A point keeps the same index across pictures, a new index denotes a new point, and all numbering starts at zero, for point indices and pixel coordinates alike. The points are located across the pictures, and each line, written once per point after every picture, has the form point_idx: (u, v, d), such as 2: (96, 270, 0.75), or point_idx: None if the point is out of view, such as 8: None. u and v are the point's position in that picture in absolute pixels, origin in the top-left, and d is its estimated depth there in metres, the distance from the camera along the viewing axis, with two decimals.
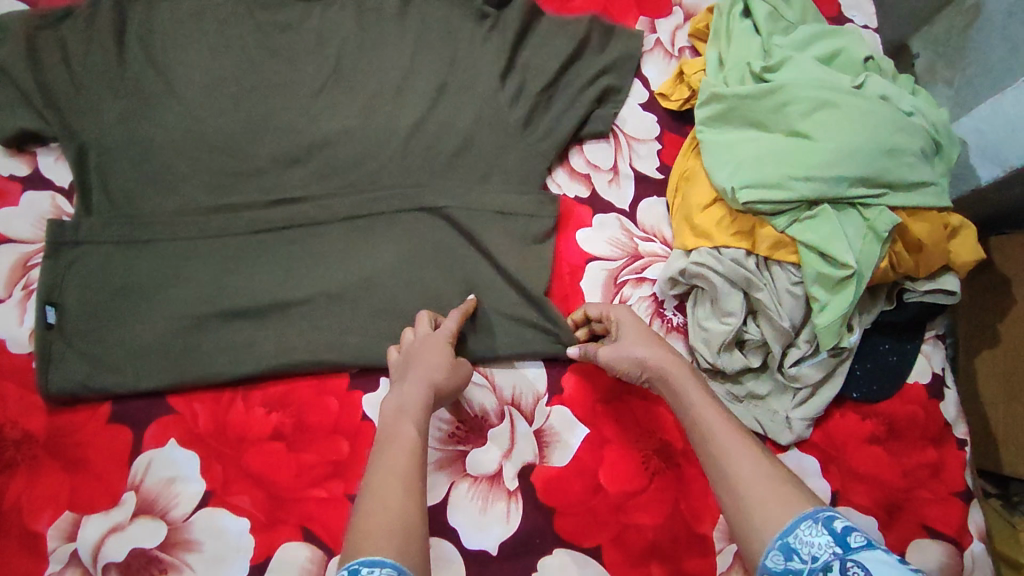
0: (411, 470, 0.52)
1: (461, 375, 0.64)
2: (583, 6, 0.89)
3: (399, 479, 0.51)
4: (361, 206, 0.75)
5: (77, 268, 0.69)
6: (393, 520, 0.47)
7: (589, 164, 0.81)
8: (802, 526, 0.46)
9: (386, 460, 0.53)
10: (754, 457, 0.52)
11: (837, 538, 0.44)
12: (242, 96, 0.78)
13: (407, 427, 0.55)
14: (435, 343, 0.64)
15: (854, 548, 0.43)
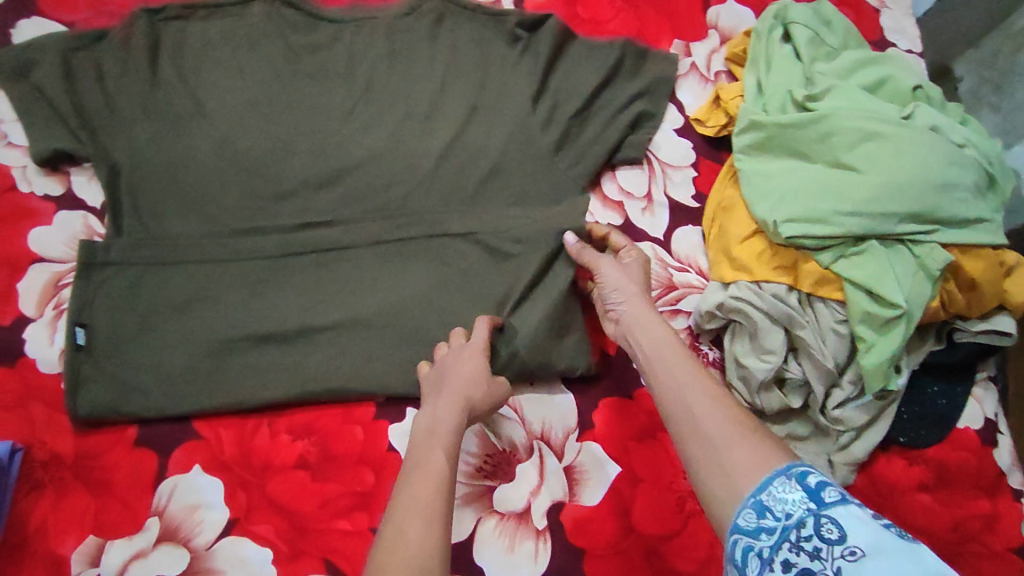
0: (440, 501, 0.50)
1: (497, 395, 0.62)
2: (617, 29, 0.87)
3: (429, 511, 0.49)
4: (390, 231, 0.74)
5: (108, 288, 0.69)
6: (420, 557, 0.46)
7: (622, 191, 0.79)
8: (775, 482, 0.47)
9: (413, 487, 0.51)
10: (727, 408, 0.54)
11: (810, 494, 0.44)
12: (274, 118, 0.79)
13: (437, 454, 0.54)
14: (471, 358, 0.63)
15: (828, 505, 0.43)
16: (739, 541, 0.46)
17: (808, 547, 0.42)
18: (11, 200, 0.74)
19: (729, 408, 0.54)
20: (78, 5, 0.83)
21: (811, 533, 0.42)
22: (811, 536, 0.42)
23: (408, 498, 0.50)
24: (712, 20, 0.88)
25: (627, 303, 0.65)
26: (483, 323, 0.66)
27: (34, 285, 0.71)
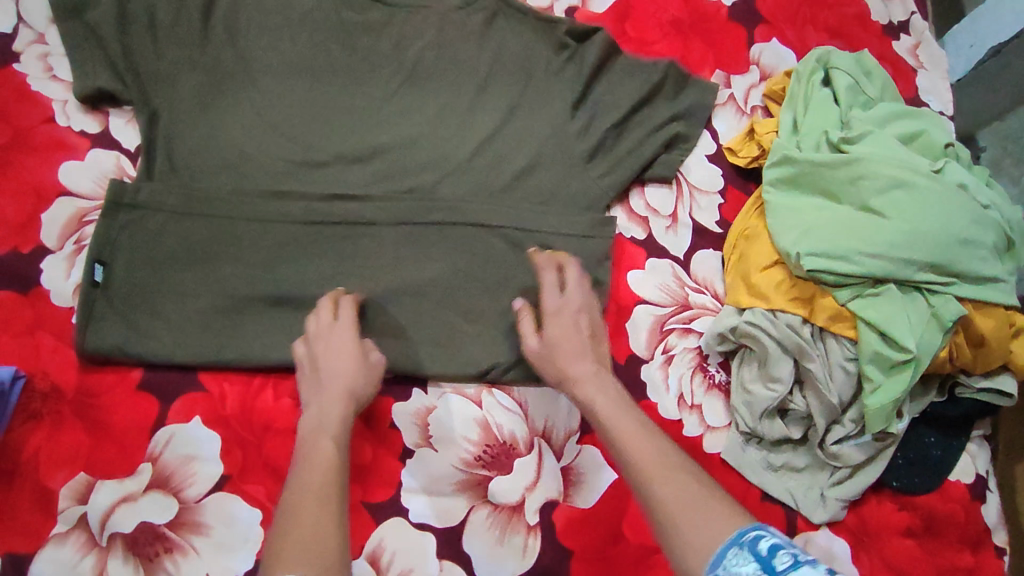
0: (331, 497, 0.54)
1: (377, 375, 0.64)
2: (662, 52, 0.88)
3: (319, 501, 0.53)
4: (418, 212, 0.74)
5: (132, 231, 0.69)
6: (314, 547, 0.50)
7: (648, 207, 0.80)
8: (728, 556, 0.48)
9: (305, 476, 0.55)
10: (681, 478, 0.54)
11: (763, 563, 0.46)
12: (318, 91, 0.80)
13: (323, 444, 0.57)
14: (340, 342, 0.64)
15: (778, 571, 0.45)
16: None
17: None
18: (48, 131, 0.73)
19: (686, 480, 0.54)
20: None
21: None
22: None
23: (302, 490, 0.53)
24: (754, 57, 0.90)
25: (566, 370, 0.64)
26: (347, 305, 0.66)
27: (59, 216, 0.71)
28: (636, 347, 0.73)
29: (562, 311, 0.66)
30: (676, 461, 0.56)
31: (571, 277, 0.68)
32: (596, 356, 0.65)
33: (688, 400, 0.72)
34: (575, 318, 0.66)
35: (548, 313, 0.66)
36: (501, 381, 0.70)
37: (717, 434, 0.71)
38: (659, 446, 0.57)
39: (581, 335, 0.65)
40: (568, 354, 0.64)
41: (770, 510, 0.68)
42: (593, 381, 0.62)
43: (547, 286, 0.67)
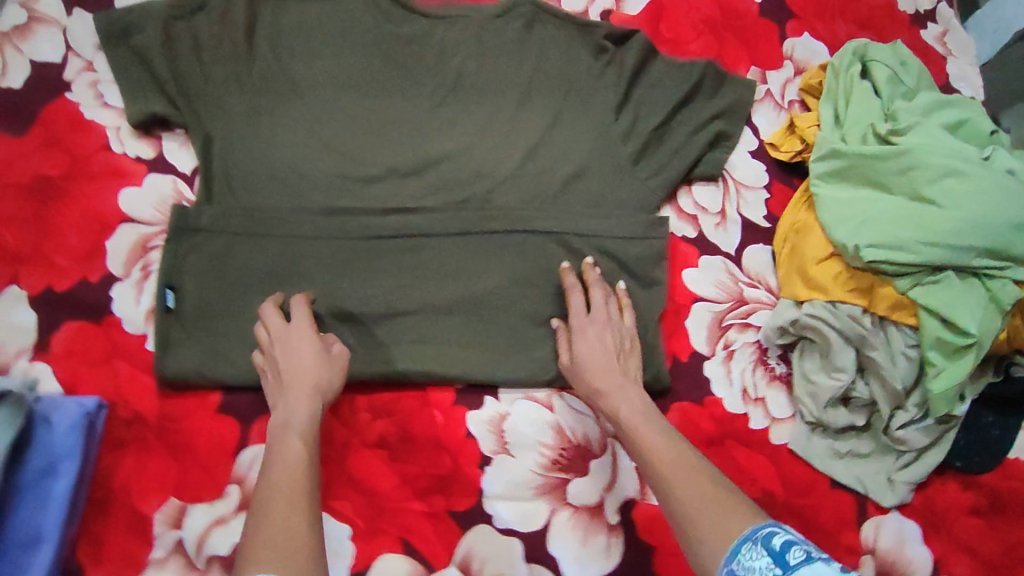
0: (301, 493, 0.52)
1: (340, 372, 0.64)
2: (698, 51, 0.89)
3: (292, 497, 0.52)
4: (475, 222, 0.75)
5: (198, 255, 0.69)
6: (289, 541, 0.48)
7: (697, 206, 0.81)
8: (743, 550, 0.47)
9: (277, 472, 0.54)
10: (692, 476, 0.56)
11: (775, 557, 0.45)
12: (364, 105, 0.80)
13: (292, 443, 0.56)
14: (299, 338, 0.63)
15: (792, 567, 0.44)
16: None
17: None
18: (105, 158, 0.74)
19: (696, 477, 0.55)
20: None
21: None
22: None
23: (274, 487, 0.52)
24: (788, 52, 0.91)
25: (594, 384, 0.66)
26: (299, 304, 0.65)
27: (122, 244, 0.71)
28: (698, 344, 0.75)
29: (587, 327, 0.68)
30: (686, 459, 0.57)
31: (597, 296, 0.69)
32: (622, 368, 0.66)
33: (752, 394, 0.74)
34: (600, 331, 0.68)
35: (574, 330, 0.68)
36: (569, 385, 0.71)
37: (782, 425, 0.73)
38: (671, 448, 0.59)
39: (605, 348, 0.67)
40: (592, 367, 0.66)
41: (839, 497, 0.71)
42: (618, 391, 0.64)
43: (575, 305, 0.68)
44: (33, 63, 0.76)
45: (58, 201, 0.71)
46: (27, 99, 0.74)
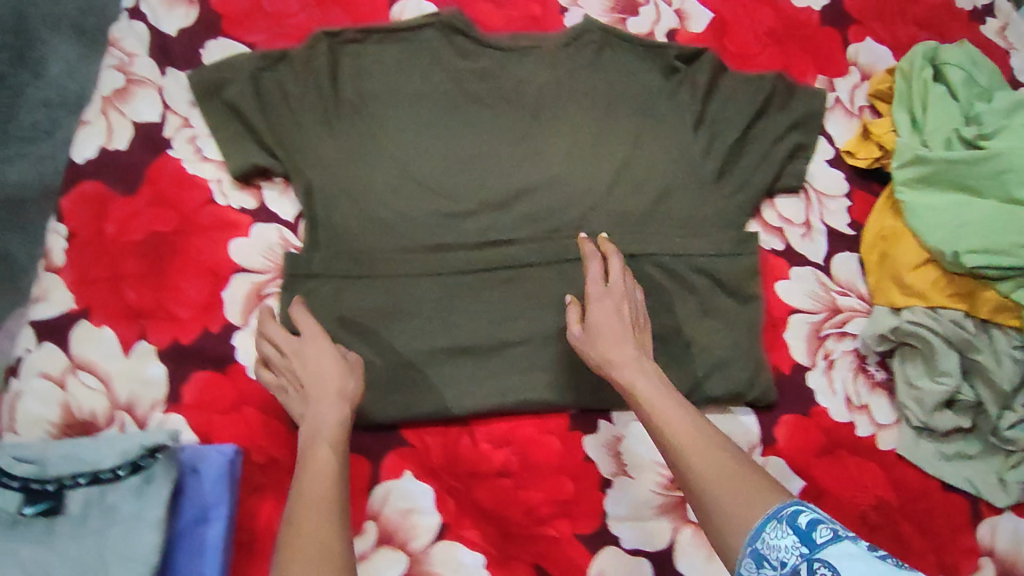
0: (331, 501, 0.54)
1: (357, 372, 0.64)
2: (765, 64, 0.90)
3: (324, 506, 0.54)
4: (571, 251, 0.77)
5: (312, 300, 0.73)
6: (325, 552, 0.51)
7: (782, 218, 0.82)
8: (766, 529, 0.50)
9: (310, 484, 0.55)
10: (716, 455, 0.56)
11: (802, 536, 0.48)
12: (451, 141, 0.81)
13: (319, 451, 0.58)
14: (317, 348, 0.63)
15: (819, 545, 0.47)
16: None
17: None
18: (212, 211, 0.76)
19: (715, 456, 0.56)
20: (257, 28, 0.85)
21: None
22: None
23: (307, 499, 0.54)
24: (852, 58, 0.92)
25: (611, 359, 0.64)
26: (302, 316, 0.65)
27: (238, 294, 0.74)
28: (799, 355, 0.76)
29: (604, 298, 0.66)
30: (708, 436, 0.58)
31: (615, 266, 0.67)
32: (637, 341, 0.66)
33: (856, 402, 0.76)
34: (617, 303, 0.66)
35: (590, 299, 0.66)
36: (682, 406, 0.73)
37: (889, 431, 0.75)
38: (692, 423, 0.58)
39: (621, 320, 0.66)
40: (608, 340, 0.65)
41: (952, 500, 0.73)
42: (633, 364, 0.63)
43: (592, 274, 0.66)
44: (133, 124, 0.79)
45: (173, 256, 0.74)
46: (133, 159, 0.77)
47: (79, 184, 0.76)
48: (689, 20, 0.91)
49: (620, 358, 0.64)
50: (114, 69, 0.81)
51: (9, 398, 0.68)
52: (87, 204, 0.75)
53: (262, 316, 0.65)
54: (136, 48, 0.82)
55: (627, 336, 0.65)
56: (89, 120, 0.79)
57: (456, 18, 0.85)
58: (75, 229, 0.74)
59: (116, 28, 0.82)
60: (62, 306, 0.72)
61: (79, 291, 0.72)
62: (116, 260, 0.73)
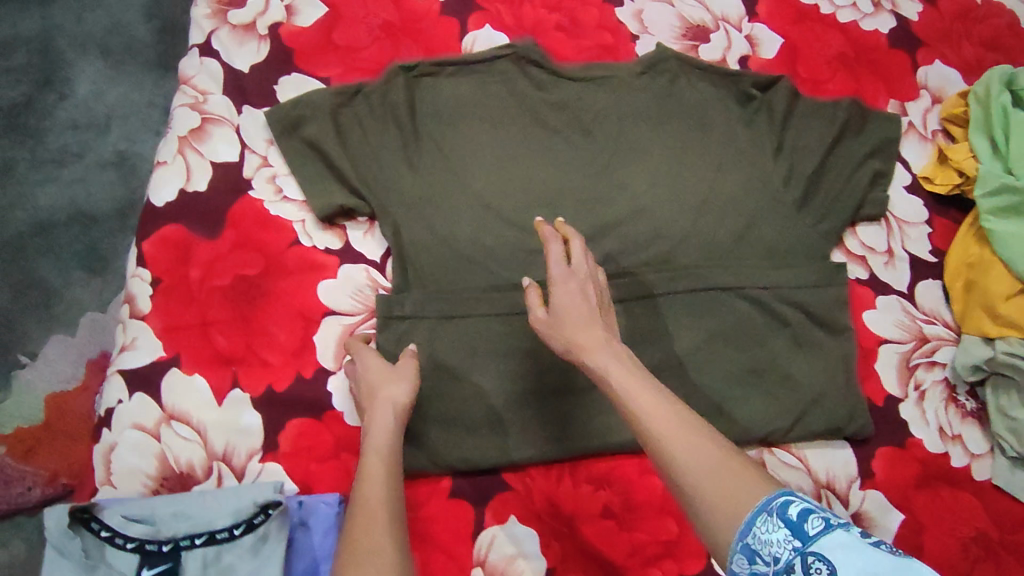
0: (383, 516, 0.56)
1: (410, 377, 0.65)
2: (837, 90, 0.90)
3: (376, 519, 0.56)
4: (660, 285, 0.77)
5: (406, 343, 0.72)
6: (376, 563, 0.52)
7: (865, 246, 0.82)
8: (758, 523, 0.48)
9: (367, 495, 0.57)
10: (701, 441, 0.53)
11: (795, 529, 0.46)
12: (533, 175, 0.81)
13: (374, 465, 0.59)
14: (368, 367, 0.66)
15: (813, 539, 0.45)
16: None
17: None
18: (298, 253, 0.75)
19: (697, 438, 0.53)
20: (331, 62, 0.84)
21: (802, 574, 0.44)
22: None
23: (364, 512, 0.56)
24: (922, 81, 0.92)
25: (573, 343, 0.62)
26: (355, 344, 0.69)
27: (329, 338, 0.73)
28: (891, 386, 0.76)
29: (569, 281, 0.64)
30: (688, 420, 0.55)
31: (575, 249, 0.66)
32: (605, 325, 0.64)
33: (949, 432, 0.75)
34: (582, 285, 0.65)
35: (554, 283, 0.64)
36: (782, 441, 0.73)
37: (982, 461, 0.75)
38: (671, 408, 0.56)
39: (588, 304, 0.64)
40: (576, 324, 0.63)
41: None
42: (603, 349, 0.61)
43: (555, 255, 0.64)
44: (212, 164, 0.77)
45: (262, 300, 0.73)
46: (214, 201, 0.76)
47: (160, 227, 0.75)
48: (760, 45, 0.91)
49: (587, 341, 0.61)
50: (188, 107, 0.79)
51: (104, 450, 0.67)
52: (170, 248, 0.74)
53: (346, 345, 0.69)
54: (210, 86, 0.81)
55: (592, 319, 0.63)
56: (167, 160, 0.77)
57: (531, 50, 0.85)
58: (159, 273, 0.73)
59: (187, 66, 0.82)
60: (152, 354, 0.70)
61: (167, 337, 0.71)
62: (203, 305, 0.72)
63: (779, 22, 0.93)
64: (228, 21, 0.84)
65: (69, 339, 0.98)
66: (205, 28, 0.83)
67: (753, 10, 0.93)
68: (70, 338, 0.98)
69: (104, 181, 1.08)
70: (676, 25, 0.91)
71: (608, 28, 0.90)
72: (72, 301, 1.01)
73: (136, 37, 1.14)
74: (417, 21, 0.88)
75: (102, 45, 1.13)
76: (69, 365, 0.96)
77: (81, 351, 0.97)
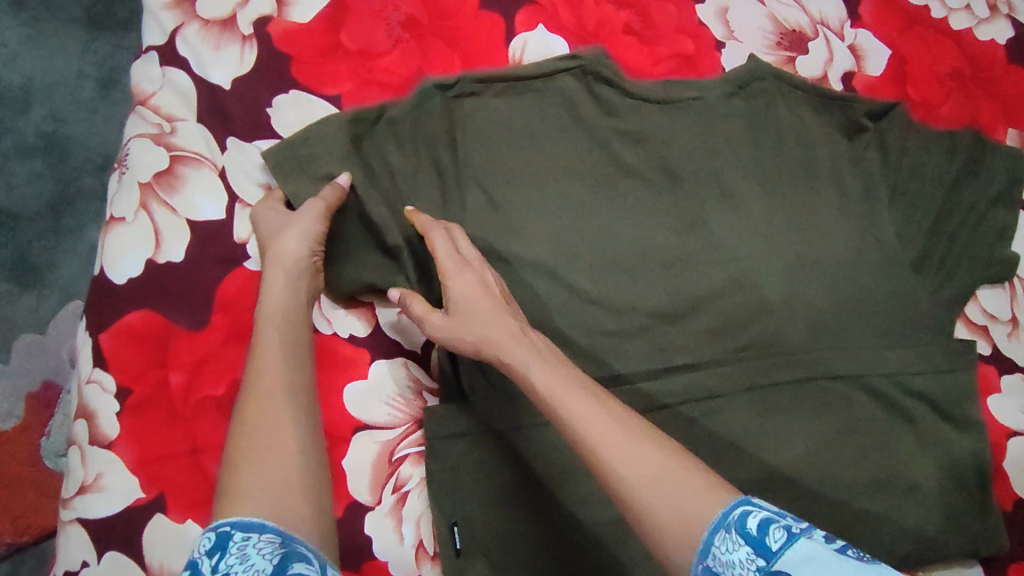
0: (277, 406, 0.46)
1: (309, 232, 0.55)
2: (952, 116, 0.76)
3: (273, 405, 0.46)
4: (766, 374, 0.62)
5: (464, 468, 0.56)
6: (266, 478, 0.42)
7: (987, 314, 0.71)
8: (716, 542, 0.38)
9: (263, 372, 0.47)
10: (635, 438, 0.43)
11: (755, 545, 0.37)
12: (609, 231, 0.64)
13: (270, 338, 0.50)
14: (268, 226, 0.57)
15: (778, 555, 0.36)
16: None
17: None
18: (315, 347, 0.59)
19: (627, 424, 0.44)
20: (341, 73, 0.64)
21: None
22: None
23: (258, 399, 0.46)
24: None
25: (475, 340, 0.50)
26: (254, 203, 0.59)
27: (362, 462, 0.57)
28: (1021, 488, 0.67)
29: (464, 272, 0.53)
30: (614, 407, 0.45)
31: (460, 240, 0.55)
32: (514, 313, 0.52)
33: None
34: (480, 275, 0.53)
35: (448, 275, 0.53)
36: (909, 565, 0.62)
37: None
38: (598, 404, 0.45)
39: (491, 295, 0.52)
40: (482, 319, 0.50)
41: None
42: (516, 341, 0.49)
43: (441, 247, 0.53)
44: (190, 224, 0.58)
45: None
46: (197, 277, 0.57)
47: (123, 314, 0.55)
48: (867, 59, 0.76)
49: (491, 332, 0.50)
50: (150, 140, 0.59)
51: None
52: (138, 345, 0.55)
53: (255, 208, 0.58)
54: (179, 109, 0.60)
55: (499, 304, 0.52)
56: (127, 217, 0.57)
57: (601, 63, 0.66)
58: (126, 381, 0.54)
59: (145, 79, 0.61)
60: (124, 498, 0.52)
61: (144, 472, 0.53)
62: (192, 424, 0.54)
63: (884, 28, 0.77)
64: (198, 15, 0.62)
65: (0, 370, 0.78)
66: (166, 24, 0.62)
67: (855, 12, 0.77)
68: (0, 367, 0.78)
69: (26, 174, 0.85)
70: (769, 29, 0.75)
71: (689, 32, 0.73)
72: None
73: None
74: (450, 18, 0.68)
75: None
76: (1, 402, 0.76)
77: (16, 383, 0.77)
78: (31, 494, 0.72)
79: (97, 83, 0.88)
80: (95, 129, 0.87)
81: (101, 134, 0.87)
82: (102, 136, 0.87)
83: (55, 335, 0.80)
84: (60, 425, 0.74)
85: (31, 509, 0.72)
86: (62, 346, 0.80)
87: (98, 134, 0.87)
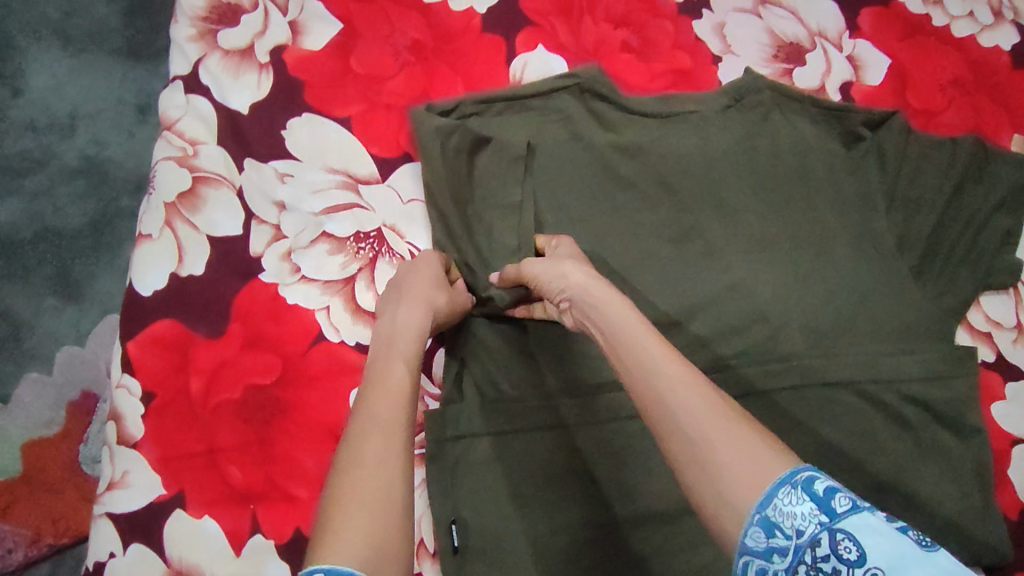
0: (392, 431, 0.43)
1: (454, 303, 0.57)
2: (955, 123, 0.76)
3: (388, 434, 0.43)
4: (764, 380, 0.63)
5: (464, 469, 0.59)
6: (369, 518, 0.39)
7: (990, 321, 0.72)
8: (780, 494, 0.37)
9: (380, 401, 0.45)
10: (691, 390, 0.42)
11: (822, 504, 0.36)
12: (606, 242, 0.66)
13: (397, 369, 0.48)
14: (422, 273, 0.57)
15: (842, 516, 0.36)
16: (750, 563, 0.38)
17: (828, 569, 0.35)
18: (324, 352, 0.62)
19: (694, 380, 0.43)
20: (350, 95, 0.68)
21: (829, 554, 0.35)
22: (830, 558, 0.35)
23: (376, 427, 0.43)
24: None
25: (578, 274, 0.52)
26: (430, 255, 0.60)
27: None
28: None
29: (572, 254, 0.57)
30: (681, 357, 0.45)
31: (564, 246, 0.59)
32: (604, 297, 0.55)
33: None
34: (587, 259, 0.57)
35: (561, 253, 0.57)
36: None
37: None
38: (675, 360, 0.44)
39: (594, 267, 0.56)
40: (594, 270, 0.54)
41: None
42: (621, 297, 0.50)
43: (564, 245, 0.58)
44: (211, 239, 0.62)
45: (282, 418, 0.59)
46: (216, 289, 0.62)
47: (149, 324, 0.60)
48: (866, 69, 0.77)
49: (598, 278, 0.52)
50: (175, 162, 0.63)
51: None
52: (161, 352, 0.59)
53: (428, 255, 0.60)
54: (201, 133, 0.65)
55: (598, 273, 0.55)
56: (152, 234, 0.62)
57: (598, 80, 0.69)
58: (151, 386, 0.59)
59: (171, 106, 0.65)
60: (147, 494, 0.56)
61: (166, 470, 0.57)
62: (210, 425, 0.58)
63: (884, 37, 0.78)
64: (218, 45, 0.67)
65: (45, 381, 0.83)
66: (189, 54, 0.66)
67: (854, 23, 0.78)
68: (46, 379, 0.84)
69: (70, 192, 0.91)
70: (765, 43, 0.76)
71: (685, 48, 0.75)
72: (45, 334, 0.86)
73: (96, 20, 0.96)
74: (453, 41, 0.71)
75: (60, 28, 0.95)
76: (45, 411, 0.82)
77: (58, 393, 0.83)
78: (73, 498, 0.77)
79: (136, 109, 0.95)
80: (133, 152, 0.94)
81: (138, 154, 0.94)
82: (138, 159, 0.93)
83: (93, 349, 0.86)
84: (100, 433, 0.80)
85: (70, 512, 0.77)
86: (98, 357, 0.85)
87: (135, 156, 0.93)
